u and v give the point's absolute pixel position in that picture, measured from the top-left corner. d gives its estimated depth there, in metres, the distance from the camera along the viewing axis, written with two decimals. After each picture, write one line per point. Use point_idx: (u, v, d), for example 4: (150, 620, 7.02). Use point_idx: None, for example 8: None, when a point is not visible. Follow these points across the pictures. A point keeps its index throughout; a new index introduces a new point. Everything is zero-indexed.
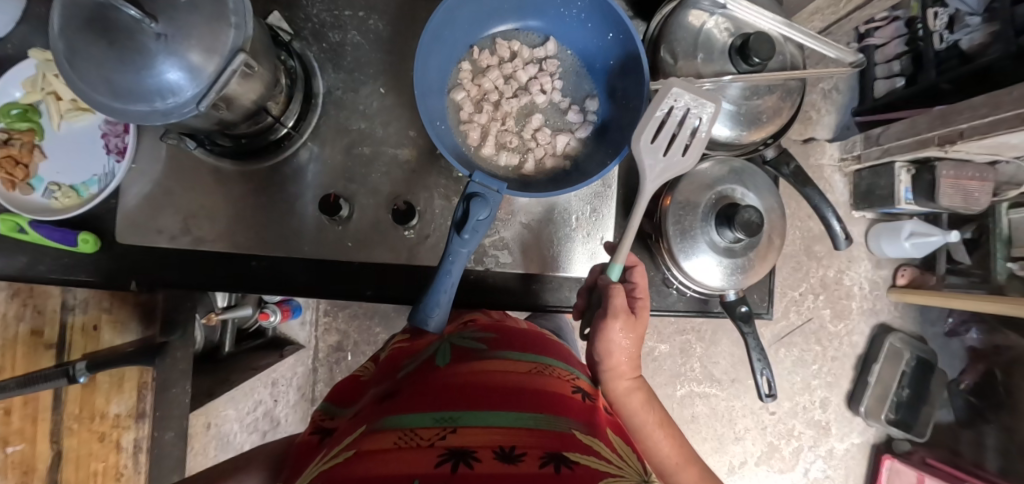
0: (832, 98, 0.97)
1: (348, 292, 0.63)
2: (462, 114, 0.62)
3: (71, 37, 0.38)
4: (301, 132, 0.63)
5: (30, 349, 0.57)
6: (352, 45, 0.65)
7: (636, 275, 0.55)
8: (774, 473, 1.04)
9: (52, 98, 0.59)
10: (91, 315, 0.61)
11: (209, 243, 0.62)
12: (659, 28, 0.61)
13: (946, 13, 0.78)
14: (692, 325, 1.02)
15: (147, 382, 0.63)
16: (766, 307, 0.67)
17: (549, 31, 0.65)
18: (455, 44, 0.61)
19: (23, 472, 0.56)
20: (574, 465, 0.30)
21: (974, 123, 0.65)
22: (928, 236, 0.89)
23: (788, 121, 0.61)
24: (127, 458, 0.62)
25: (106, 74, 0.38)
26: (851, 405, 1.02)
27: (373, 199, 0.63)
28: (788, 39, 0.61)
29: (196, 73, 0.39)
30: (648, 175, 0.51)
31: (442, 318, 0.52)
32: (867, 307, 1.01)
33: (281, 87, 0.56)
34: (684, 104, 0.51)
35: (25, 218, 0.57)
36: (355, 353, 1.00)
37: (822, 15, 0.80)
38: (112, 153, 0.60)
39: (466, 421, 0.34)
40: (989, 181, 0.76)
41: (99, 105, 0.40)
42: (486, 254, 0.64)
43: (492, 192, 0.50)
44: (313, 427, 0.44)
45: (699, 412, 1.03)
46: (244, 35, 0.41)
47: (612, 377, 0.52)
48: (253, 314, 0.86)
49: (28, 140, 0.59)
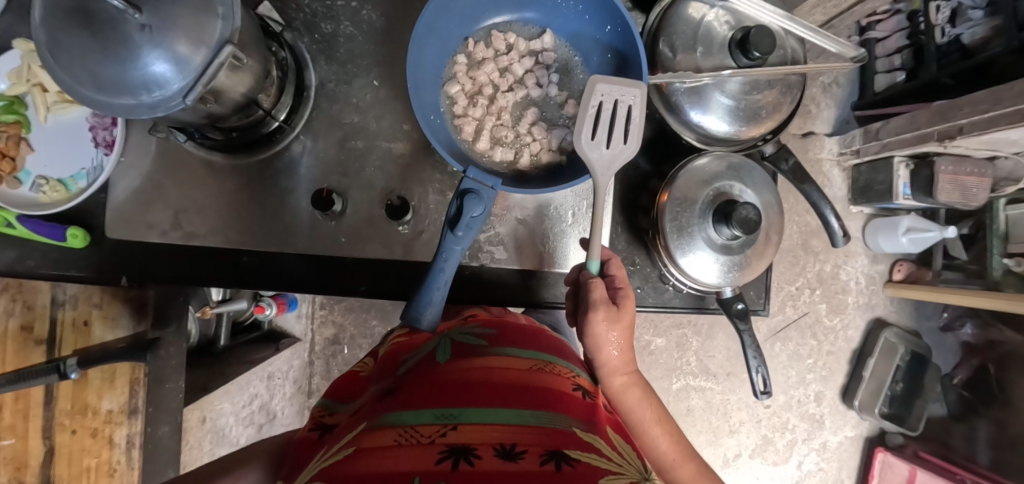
0: (832, 92, 0.96)
1: (344, 288, 0.62)
2: (456, 108, 0.61)
3: (53, 28, 0.36)
4: (293, 126, 0.61)
5: (19, 345, 0.57)
6: (344, 36, 0.64)
7: (613, 268, 0.55)
8: (768, 466, 1.05)
9: (38, 89, 0.58)
10: (81, 311, 0.60)
11: (200, 238, 0.61)
12: (658, 20, 0.60)
13: (948, 7, 0.77)
14: (689, 319, 1.02)
15: (140, 377, 0.61)
16: (762, 304, 0.67)
17: (546, 23, 0.64)
18: (449, 36, 0.60)
19: (15, 468, 0.57)
20: (575, 462, 0.30)
21: (974, 118, 0.65)
22: (925, 232, 0.88)
23: (789, 116, 0.60)
24: (119, 454, 0.61)
25: (91, 66, 0.37)
26: (845, 398, 1.03)
27: (365, 194, 0.62)
28: (788, 33, 0.60)
29: (182, 65, 0.38)
30: (597, 170, 0.51)
31: (436, 315, 0.51)
32: (863, 301, 1.01)
33: (271, 79, 0.55)
34: (612, 96, 0.50)
35: (14, 212, 0.56)
36: (352, 346, 1.00)
37: (824, 8, 0.78)
38: (100, 146, 0.59)
39: (466, 417, 0.33)
40: (987, 177, 0.76)
41: (86, 99, 0.39)
42: (481, 251, 0.64)
43: (486, 188, 0.49)
44: (313, 423, 0.43)
45: (695, 405, 1.04)
46: (231, 26, 0.40)
47: (607, 373, 0.52)
48: (249, 308, 0.85)
49: (15, 132, 0.58)
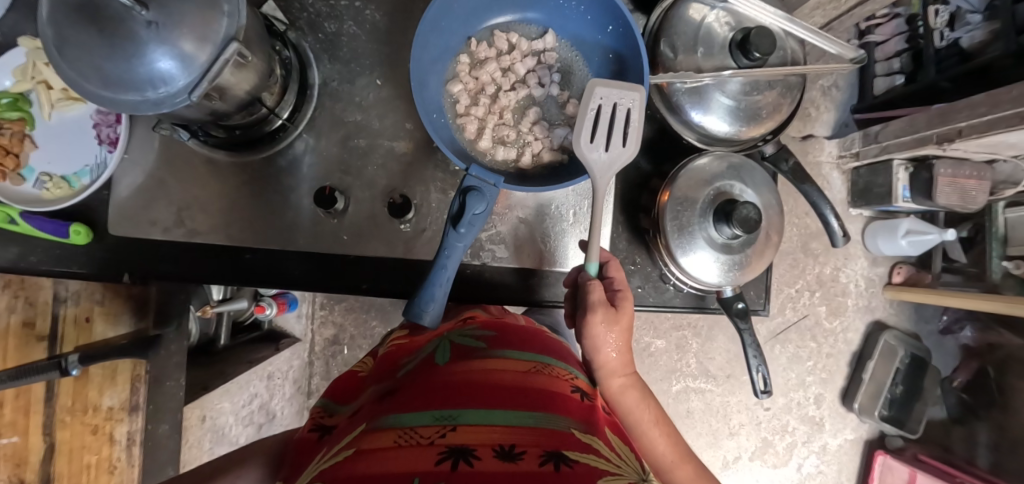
0: (832, 95, 0.96)
1: (343, 285, 0.63)
2: (458, 107, 0.61)
3: (61, 25, 0.37)
4: (296, 124, 0.62)
5: (21, 341, 0.57)
6: (348, 35, 0.64)
7: (612, 270, 0.55)
8: (767, 468, 1.05)
9: (42, 87, 0.59)
10: (83, 307, 0.61)
11: (202, 236, 0.61)
12: (659, 21, 0.60)
13: (947, 10, 0.77)
14: (689, 321, 1.02)
15: (141, 374, 0.61)
16: (762, 304, 0.67)
17: (548, 23, 0.64)
18: (452, 36, 0.61)
19: (15, 464, 0.57)
20: (574, 463, 0.30)
21: (973, 121, 0.65)
22: (924, 235, 0.89)
23: (789, 116, 0.61)
24: (120, 451, 0.60)
25: (98, 63, 0.37)
26: (845, 401, 1.03)
27: (368, 193, 0.63)
28: (788, 35, 0.61)
29: (187, 62, 0.39)
30: (597, 171, 0.51)
31: (438, 312, 0.52)
32: (862, 304, 1.01)
33: (275, 77, 0.56)
34: (611, 99, 0.50)
35: (17, 208, 0.56)
36: (352, 346, 1.01)
37: (823, 10, 0.79)
38: (104, 143, 0.59)
39: (465, 419, 0.33)
40: (986, 180, 0.76)
41: (92, 95, 0.40)
42: (483, 249, 0.64)
43: (488, 185, 0.49)
44: (313, 424, 0.43)
45: (695, 407, 1.03)
46: (237, 23, 0.41)
47: (606, 375, 0.52)
48: (249, 307, 0.85)
49: (19, 129, 0.58)
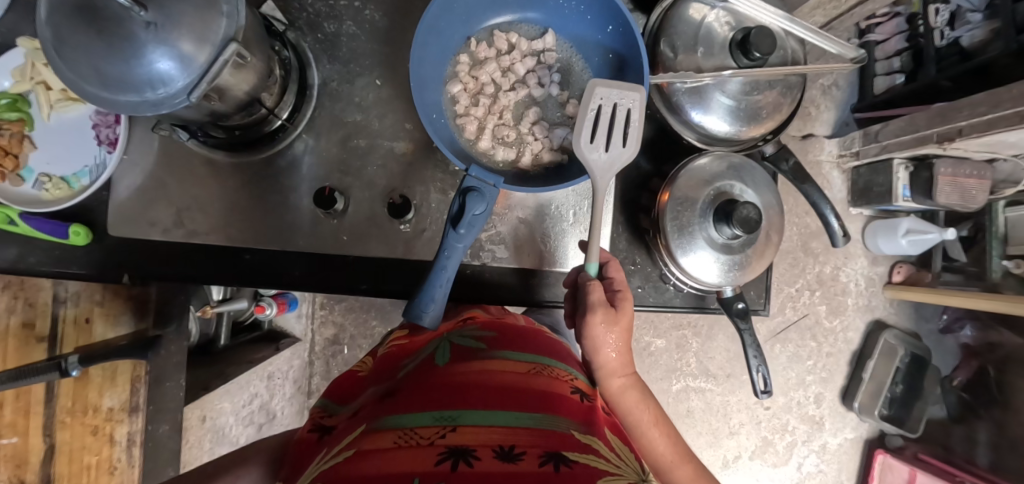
0: (832, 94, 0.96)
1: (343, 286, 0.62)
2: (458, 107, 0.61)
3: (59, 25, 0.37)
4: (295, 125, 0.62)
5: (21, 342, 0.59)
6: (348, 35, 0.64)
7: (612, 271, 0.55)
8: (767, 467, 1.05)
9: (41, 87, 0.58)
10: (83, 307, 0.62)
11: (202, 236, 0.61)
12: (659, 20, 0.60)
13: (947, 9, 0.77)
14: (689, 320, 1.02)
15: (140, 375, 0.61)
16: (763, 304, 0.67)
17: (548, 23, 0.64)
18: (452, 36, 0.61)
19: (15, 465, 0.57)
20: (573, 463, 0.30)
21: (973, 121, 0.65)
22: (925, 234, 0.88)
23: (789, 116, 0.61)
24: (120, 451, 0.61)
25: (97, 64, 0.37)
26: (845, 400, 1.03)
27: (368, 193, 0.63)
28: (788, 34, 0.61)
29: (187, 63, 0.39)
30: (597, 171, 0.51)
31: (437, 313, 0.52)
32: (863, 303, 1.01)
33: (275, 78, 0.55)
34: (611, 100, 0.50)
35: (17, 209, 0.56)
36: (352, 346, 1.00)
37: (823, 10, 0.79)
38: (104, 144, 0.59)
39: (465, 419, 0.33)
40: (987, 179, 0.76)
41: (91, 96, 0.40)
42: (483, 249, 0.64)
43: (489, 186, 0.49)
44: (313, 424, 0.43)
45: (695, 406, 1.04)
46: (236, 24, 0.40)
47: (606, 375, 0.52)
48: (249, 307, 0.85)
49: (19, 130, 0.58)
